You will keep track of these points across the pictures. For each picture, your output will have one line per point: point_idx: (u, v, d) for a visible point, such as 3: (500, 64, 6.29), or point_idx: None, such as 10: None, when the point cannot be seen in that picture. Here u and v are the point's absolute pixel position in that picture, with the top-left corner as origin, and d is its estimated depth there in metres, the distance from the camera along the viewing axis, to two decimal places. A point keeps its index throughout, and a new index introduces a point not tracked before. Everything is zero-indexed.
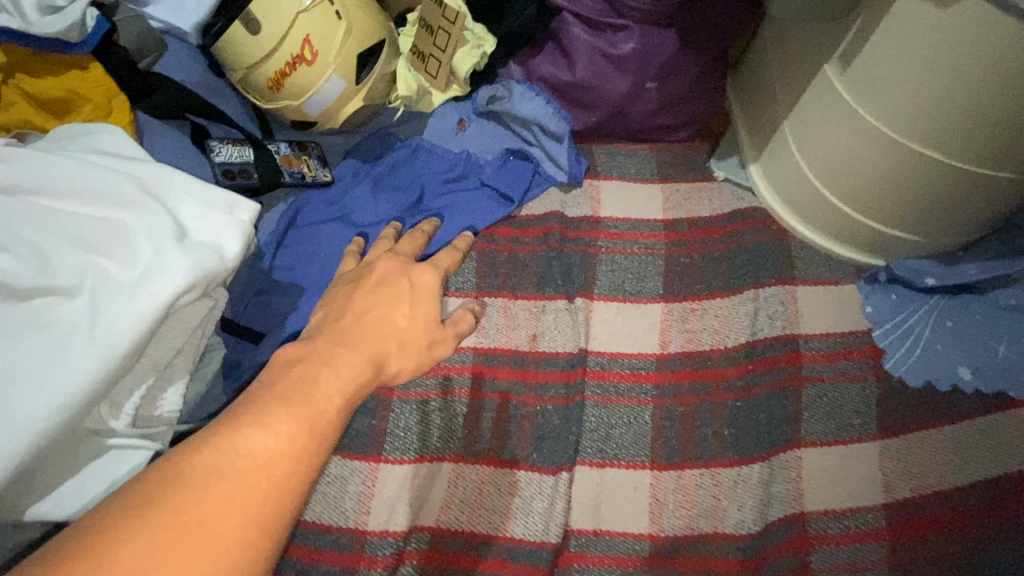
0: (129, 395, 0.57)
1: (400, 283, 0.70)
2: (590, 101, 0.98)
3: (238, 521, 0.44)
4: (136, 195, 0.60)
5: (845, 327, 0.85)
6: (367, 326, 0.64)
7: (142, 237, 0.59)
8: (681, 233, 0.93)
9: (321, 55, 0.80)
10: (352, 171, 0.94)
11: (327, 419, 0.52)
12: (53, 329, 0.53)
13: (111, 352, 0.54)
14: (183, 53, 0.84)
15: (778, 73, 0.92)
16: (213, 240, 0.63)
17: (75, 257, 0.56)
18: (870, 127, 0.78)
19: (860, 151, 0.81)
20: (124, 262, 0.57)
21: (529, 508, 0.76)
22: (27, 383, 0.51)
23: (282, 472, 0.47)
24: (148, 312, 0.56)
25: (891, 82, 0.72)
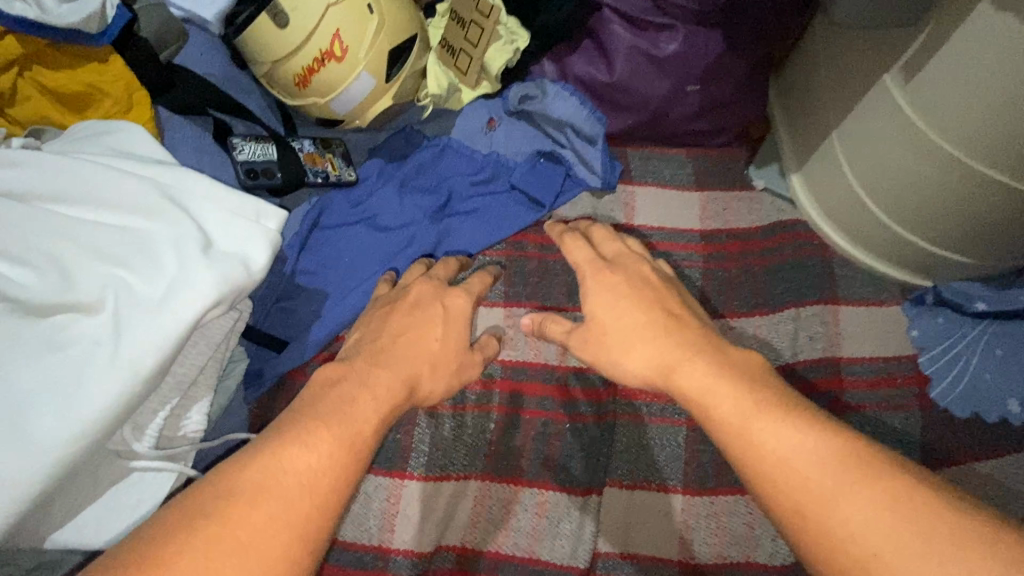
0: (153, 417, 0.55)
1: (433, 309, 0.67)
2: (627, 103, 0.94)
3: (284, 538, 0.41)
4: (159, 203, 0.57)
5: (889, 351, 0.82)
6: (405, 353, 0.61)
7: (166, 249, 0.56)
8: (719, 245, 0.90)
9: (350, 52, 0.75)
10: (378, 170, 0.90)
11: (366, 439, 0.49)
12: (73, 348, 0.50)
13: (134, 373, 0.51)
14: (206, 45, 0.81)
15: (829, 80, 0.88)
16: (239, 250, 0.60)
17: (97, 270, 0.53)
18: (928, 143, 0.73)
19: (914, 167, 0.76)
20: (147, 276, 0.54)
21: (557, 530, 0.73)
22: (46, 408, 0.48)
23: (324, 490, 0.45)
24: (173, 329, 0.53)
25: (956, 96, 0.67)
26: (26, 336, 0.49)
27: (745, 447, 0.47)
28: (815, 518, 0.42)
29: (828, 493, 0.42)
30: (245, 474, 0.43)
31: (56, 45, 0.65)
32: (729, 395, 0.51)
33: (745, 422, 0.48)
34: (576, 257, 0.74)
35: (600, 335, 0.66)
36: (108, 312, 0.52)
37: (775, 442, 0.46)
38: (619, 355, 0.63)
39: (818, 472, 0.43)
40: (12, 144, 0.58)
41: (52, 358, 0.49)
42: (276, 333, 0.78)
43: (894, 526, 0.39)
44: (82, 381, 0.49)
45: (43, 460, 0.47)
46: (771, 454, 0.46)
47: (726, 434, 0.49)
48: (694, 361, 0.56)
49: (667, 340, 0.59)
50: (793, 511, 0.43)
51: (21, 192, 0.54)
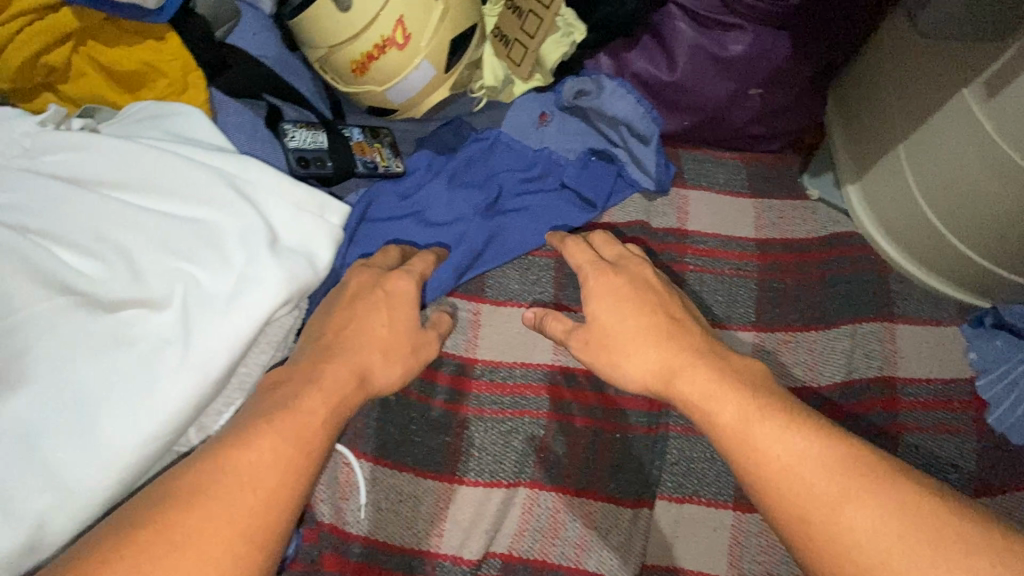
0: (218, 418, 0.53)
1: (375, 297, 0.60)
2: (686, 103, 0.91)
3: (224, 536, 0.40)
4: (225, 196, 0.56)
5: (946, 373, 0.81)
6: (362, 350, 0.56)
7: (234, 245, 0.55)
8: (774, 255, 0.87)
9: (413, 39, 0.72)
10: (427, 162, 0.87)
11: (314, 429, 0.48)
12: (145, 346, 0.49)
13: (203, 376, 0.50)
14: (259, 24, 0.78)
15: (896, 89, 0.85)
16: (305, 247, 0.59)
17: (168, 267, 0.52)
18: (1002, 165, 0.71)
19: (985, 187, 0.74)
20: (215, 272, 0.54)
21: (603, 541, 0.72)
22: (114, 410, 0.47)
23: (270, 485, 0.43)
24: (242, 332, 0.52)
25: None
26: (95, 332, 0.48)
27: (746, 454, 0.50)
28: (820, 520, 0.45)
29: (834, 500, 0.45)
30: (183, 478, 0.42)
31: (112, 20, 0.62)
32: (727, 403, 0.53)
33: (738, 435, 0.51)
34: (576, 259, 0.70)
35: (603, 338, 0.64)
36: (175, 309, 0.51)
37: (779, 449, 0.49)
38: (620, 358, 0.62)
39: (822, 474, 0.46)
40: (74, 127, 0.57)
41: (121, 357, 0.48)
42: None
43: (895, 532, 0.43)
44: (151, 382, 0.48)
45: (112, 464, 0.46)
46: (775, 461, 0.48)
47: (727, 437, 0.52)
48: (696, 367, 0.57)
49: (669, 346, 0.60)
50: (794, 517, 0.46)
51: (88, 180, 0.54)
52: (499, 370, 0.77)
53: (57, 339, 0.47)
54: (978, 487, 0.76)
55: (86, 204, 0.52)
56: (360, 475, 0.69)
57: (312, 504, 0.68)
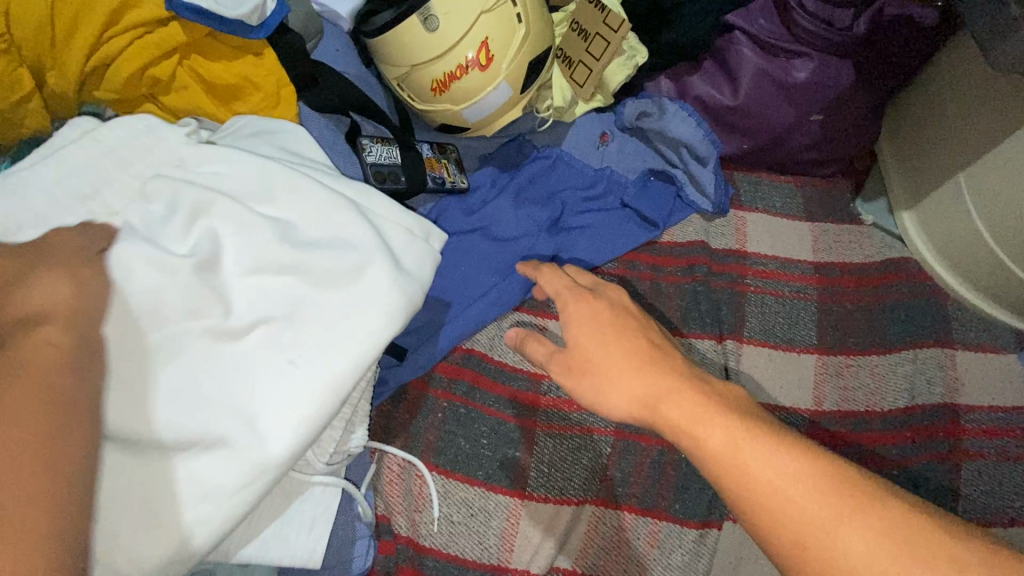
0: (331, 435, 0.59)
1: None
2: (747, 127, 0.92)
3: None
4: (343, 214, 0.56)
5: (1008, 401, 0.81)
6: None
7: (354, 263, 0.55)
8: (833, 278, 0.88)
9: (495, 61, 0.74)
10: (491, 179, 0.89)
11: None
12: (279, 362, 0.51)
13: (332, 395, 0.51)
14: (340, 41, 0.80)
15: (954, 123, 0.86)
16: (418, 268, 0.59)
17: (292, 283, 0.53)
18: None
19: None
20: (337, 290, 0.54)
21: (669, 557, 0.72)
22: (259, 418, 0.49)
23: None
24: (361, 353, 0.53)
25: None
26: (237, 349, 0.50)
27: (737, 484, 0.42)
28: (819, 542, 0.38)
29: (827, 521, 0.39)
30: None
31: (217, 35, 0.64)
32: (720, 431, 0.44)
33: (740, 459, 0.42)
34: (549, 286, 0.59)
35: (585, 365, 0.53)
36: (303, 329, 0.52)
37: (798, 506, 0.40)
38: (600, 383, 0.51)
39: (822, 517, 0.39)
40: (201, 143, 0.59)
41: (268, 370, 0.50)
42: (397, 342, 0.76)
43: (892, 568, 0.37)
44: (282, 397, 0.50)
45: (252, 472, 0.48)
46: (765, 484, 0.41)
47: (717, 468, 0.43)
48: (683, 391, 0.48)
49: (653, 372, 0.50)
50: (790, 546, 0.39)
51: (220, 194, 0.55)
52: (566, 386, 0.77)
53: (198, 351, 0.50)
54: None
55: (226, 216, 0.54)
56: (433, 487, 0.69)
57: (388, 516, 0.69)
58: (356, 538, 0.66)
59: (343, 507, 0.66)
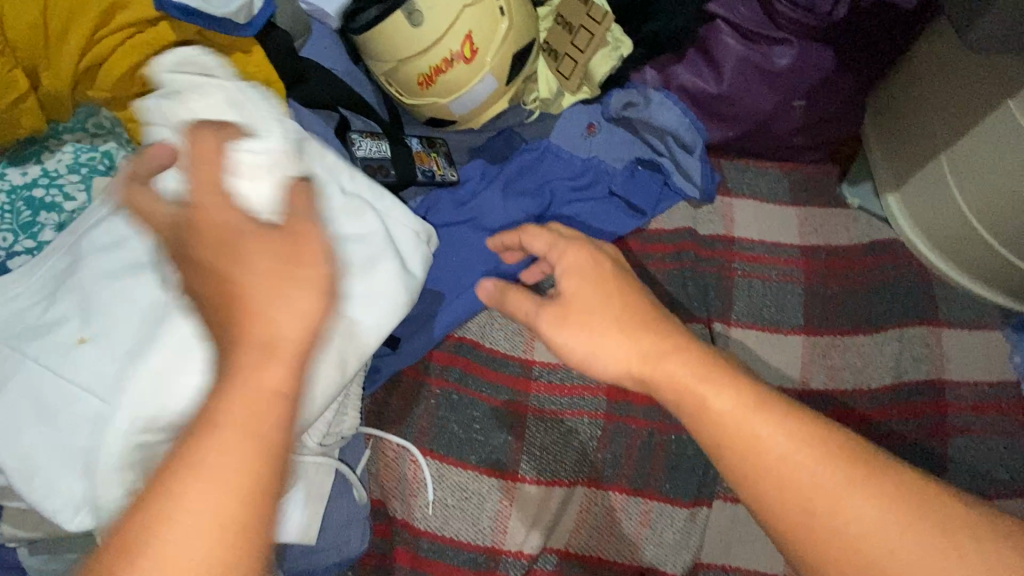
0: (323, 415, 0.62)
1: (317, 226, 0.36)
2: (731, 114, 0.93)
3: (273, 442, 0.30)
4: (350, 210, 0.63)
5: (993, 376, 0.82)
6: (246, 416, 0.30)
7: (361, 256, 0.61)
8: (819, 261, 0.90)
9: (479, 54, 0.76)
10: (480, 171, 0.90)
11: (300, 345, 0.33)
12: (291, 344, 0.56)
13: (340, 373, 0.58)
14: (328, 39, 0.82)
15: (936, 104, 0.87)
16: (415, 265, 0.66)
17: None
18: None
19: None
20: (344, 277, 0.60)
21: (660, 535, 0.73)
22: (174, 399, 0.52)
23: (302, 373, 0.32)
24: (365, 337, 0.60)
25: None
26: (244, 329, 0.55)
27: (747, 463, 0.38)
28: (828, 513, 0.36)
29: (839, 492, 0.36)
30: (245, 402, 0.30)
31: (204, 33, 0.66)
32: (724, 410, 0.40)
33: (747, 439, 0.39)
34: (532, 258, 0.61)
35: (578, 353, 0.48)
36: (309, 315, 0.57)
37: (805, 481, 0.37)
38: None
39: (833, 491, 0.36)
40: None
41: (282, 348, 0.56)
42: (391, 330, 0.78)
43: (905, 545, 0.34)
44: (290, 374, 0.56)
45: None
46: (773, 454, 0.38)
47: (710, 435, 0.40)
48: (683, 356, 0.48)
49: None
50: (799, 527, 0.36)
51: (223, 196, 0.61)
52: (556, 371, 0.79)
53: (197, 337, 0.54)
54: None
55: None
56: (427, 471, 0.71)
57: (383, 500, 0.71)
58: (354, 519, 0.67)
59: (338, 490, 0.68)
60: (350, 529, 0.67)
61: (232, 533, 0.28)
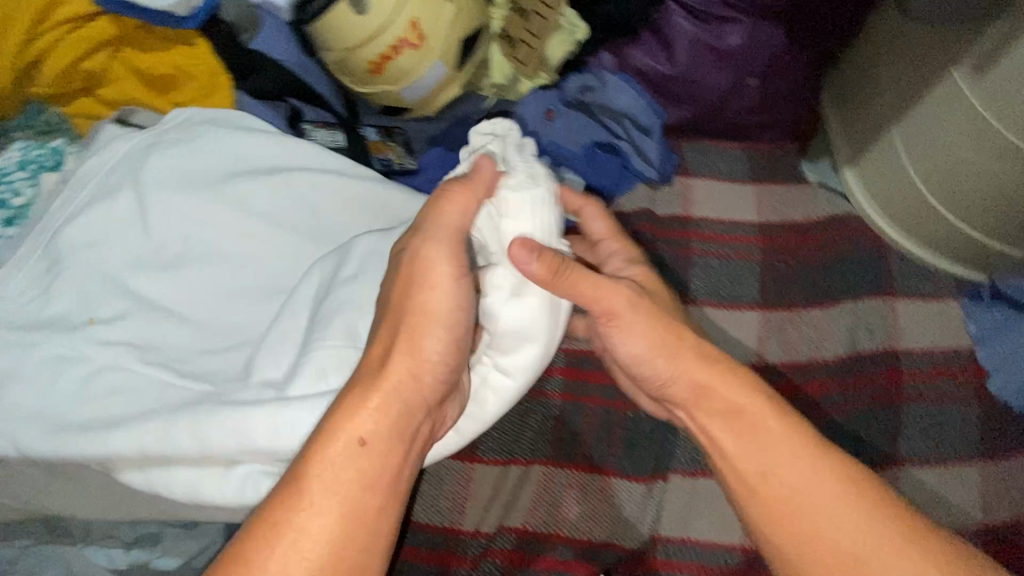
0: None
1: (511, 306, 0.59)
2: (687, 95, 0.94)
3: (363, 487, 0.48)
4: None
5: (948, 344, 0.83)
6: (362, 460, 0.49)
7: None
8: (775, 237, 0.91)
9: (426, 40, 0.76)
10: (438, 160, 0.90)
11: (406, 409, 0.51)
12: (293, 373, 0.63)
13: None
14: (275, 29, 0.80)
15: (888, 77, 0.88)
16: None
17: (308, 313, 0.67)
18: (994, 142, 0.75)
19: (978, 161, 0.77)
20: None
21: (618, 510, 0.74)
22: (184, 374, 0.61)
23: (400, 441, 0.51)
24: None
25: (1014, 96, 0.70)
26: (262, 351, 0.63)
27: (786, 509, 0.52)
28: (858, 545, 0.49)
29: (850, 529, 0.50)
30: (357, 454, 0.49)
31: (149, 28, 0.70)
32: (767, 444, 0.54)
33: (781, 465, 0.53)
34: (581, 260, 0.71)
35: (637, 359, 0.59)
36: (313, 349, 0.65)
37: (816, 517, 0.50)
38: None
39: (857, 529, 0.49)
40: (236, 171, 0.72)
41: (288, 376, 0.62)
42: None
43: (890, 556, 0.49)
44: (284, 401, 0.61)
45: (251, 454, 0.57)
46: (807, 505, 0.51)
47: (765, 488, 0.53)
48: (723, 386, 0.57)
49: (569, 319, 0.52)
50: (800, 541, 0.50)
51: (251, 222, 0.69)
52: None
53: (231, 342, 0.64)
54: (983, 449, 0.78)
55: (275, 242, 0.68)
56: None
57: None
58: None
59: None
60: None
61: (346, 537, 0.46)
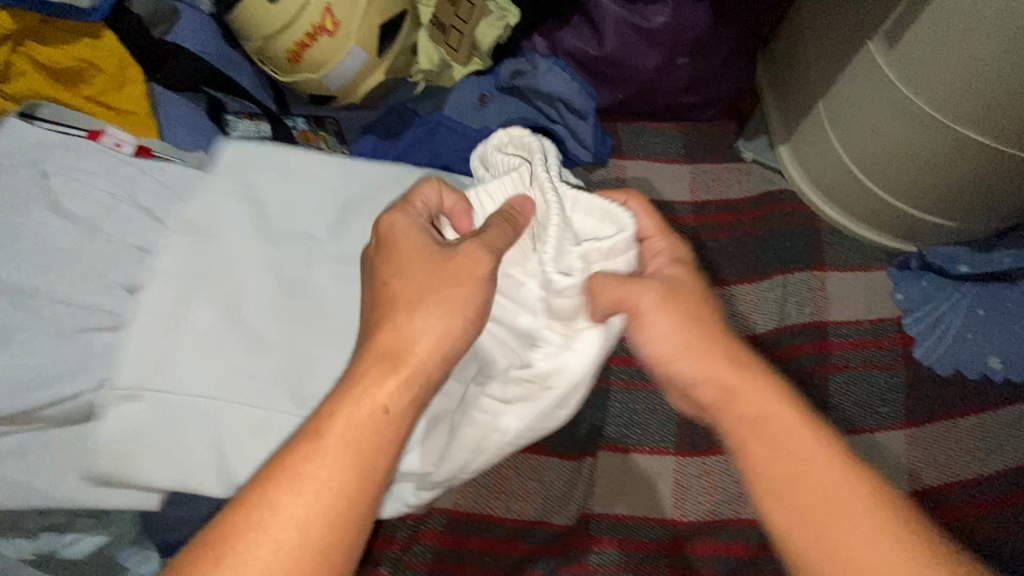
0: None
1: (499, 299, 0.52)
2: (616, 76, 0.94)
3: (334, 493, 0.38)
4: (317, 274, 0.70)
5: (873, 313, 0.85)
6: (337, 457, 0.38)
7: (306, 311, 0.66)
8: (708, 216, 0.92)
9: (342, 26, 0.76)
10: (372, 147, 0.91)
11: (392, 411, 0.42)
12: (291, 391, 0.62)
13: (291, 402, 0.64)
14: (196, 21, 0.82)
15: (815, 52, 0.89)
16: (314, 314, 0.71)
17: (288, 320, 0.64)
18: (929, 120, 0.74)
19: (913, 139, 0.77)
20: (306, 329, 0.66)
21: (547, 489, 0.75)
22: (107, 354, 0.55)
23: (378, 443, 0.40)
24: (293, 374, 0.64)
25: (924, 63, 0.70)
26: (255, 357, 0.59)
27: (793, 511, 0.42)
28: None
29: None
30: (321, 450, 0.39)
31: (51, 21, 0.67)
32: (797, 457, 0.43)
33: (803, 476, 0.42)
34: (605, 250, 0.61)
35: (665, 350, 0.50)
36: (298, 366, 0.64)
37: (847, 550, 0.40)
38: None
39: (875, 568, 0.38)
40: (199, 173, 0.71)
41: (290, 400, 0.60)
42: None
43: None
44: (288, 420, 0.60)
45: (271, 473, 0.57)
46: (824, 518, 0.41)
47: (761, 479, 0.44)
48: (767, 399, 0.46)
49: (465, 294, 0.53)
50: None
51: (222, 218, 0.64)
52: None
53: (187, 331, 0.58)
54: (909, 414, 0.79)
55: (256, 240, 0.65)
56: None
57: None
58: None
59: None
60: None
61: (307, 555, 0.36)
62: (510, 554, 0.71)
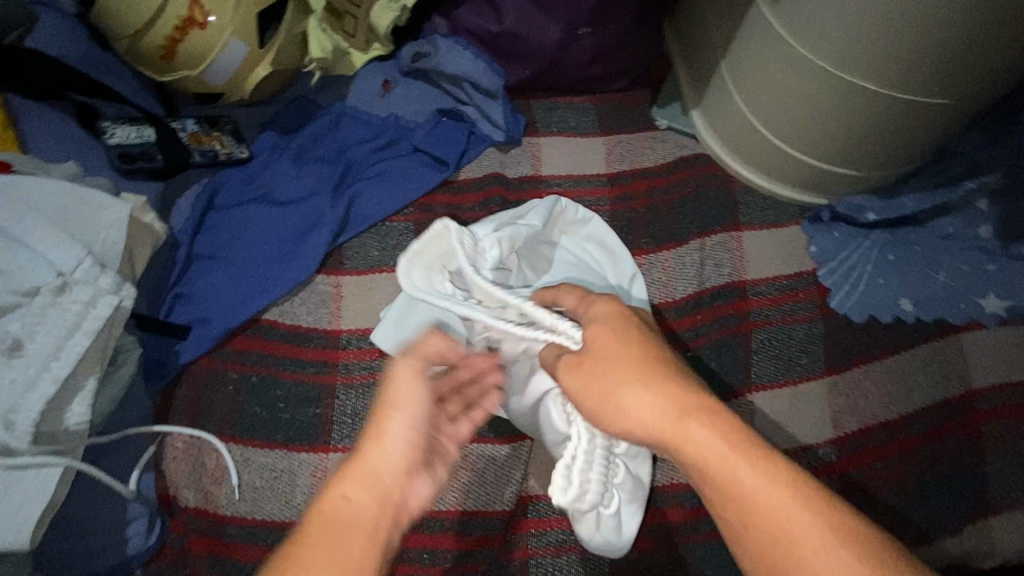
0: (82, 393, 0.55)
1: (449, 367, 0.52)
2: (521, 52, 0.92)
3: None
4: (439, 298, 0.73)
5: (791, 269, 0.85)
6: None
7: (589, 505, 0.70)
8: (624, 186, 0.91)
9: (213, 16, 0.73)
10: (271, 144, 0.86)
11: (363, 527, 0.41)
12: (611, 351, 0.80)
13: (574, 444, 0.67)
14: (60, 25, 0.77)
15: (713, 12, 0.89)
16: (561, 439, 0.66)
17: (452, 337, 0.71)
18: (835, 77, 0.73)
19: (815, 97, 0.77)
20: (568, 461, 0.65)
21: (481, 480, 0.73)
22: None
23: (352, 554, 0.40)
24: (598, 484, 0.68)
25: (820, 24, 0.70)
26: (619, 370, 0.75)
27: None
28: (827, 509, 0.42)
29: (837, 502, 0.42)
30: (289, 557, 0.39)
31: None
32: None
33: None
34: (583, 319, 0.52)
35: (598, 363, 0.48)
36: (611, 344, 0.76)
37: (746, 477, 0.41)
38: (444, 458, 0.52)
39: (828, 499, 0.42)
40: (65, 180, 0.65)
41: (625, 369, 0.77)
42: (176, 321, 0.74)
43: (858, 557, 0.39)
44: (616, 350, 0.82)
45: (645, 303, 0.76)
46: None
47: None
48: None
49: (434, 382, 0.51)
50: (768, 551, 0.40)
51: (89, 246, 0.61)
52: (367, 337, 0.77)
53: (27, 368, 0.53)
54: (828, 363, 0.80)
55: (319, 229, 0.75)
56: (228, 457, 0.68)
57: (172, 493, 0.66)
58: (129, 519, 0.63)
59: (104, 489, 0.62)
60: (128, 523, 0.62)
61: None
62: (451, 549, 0.70)
